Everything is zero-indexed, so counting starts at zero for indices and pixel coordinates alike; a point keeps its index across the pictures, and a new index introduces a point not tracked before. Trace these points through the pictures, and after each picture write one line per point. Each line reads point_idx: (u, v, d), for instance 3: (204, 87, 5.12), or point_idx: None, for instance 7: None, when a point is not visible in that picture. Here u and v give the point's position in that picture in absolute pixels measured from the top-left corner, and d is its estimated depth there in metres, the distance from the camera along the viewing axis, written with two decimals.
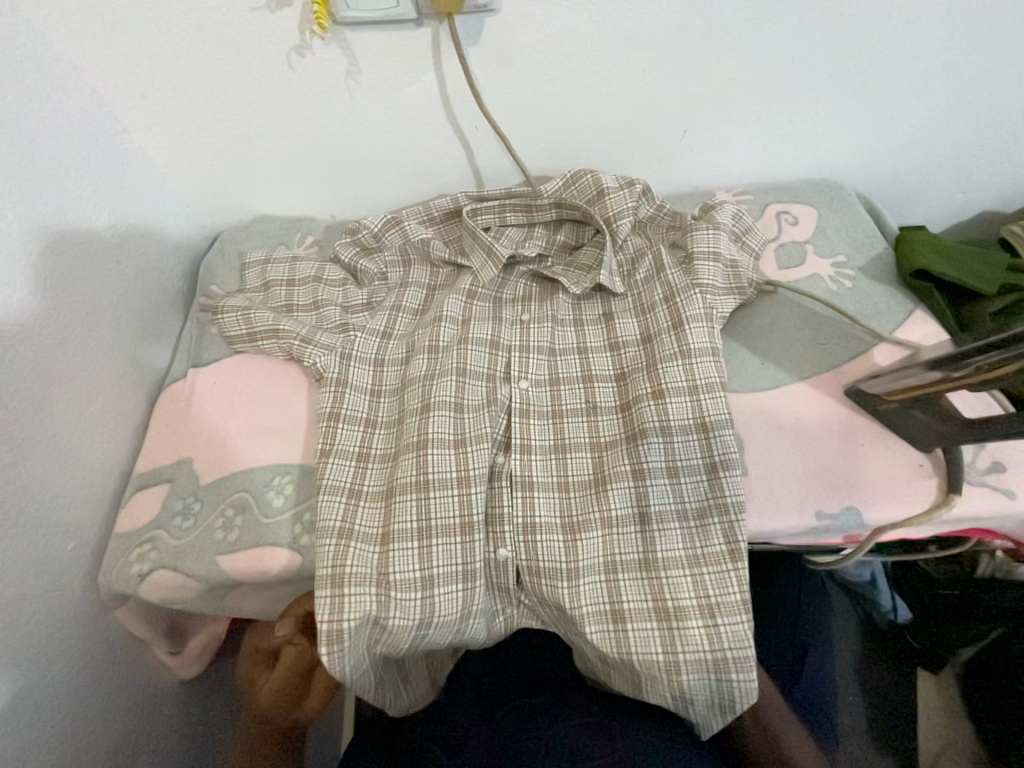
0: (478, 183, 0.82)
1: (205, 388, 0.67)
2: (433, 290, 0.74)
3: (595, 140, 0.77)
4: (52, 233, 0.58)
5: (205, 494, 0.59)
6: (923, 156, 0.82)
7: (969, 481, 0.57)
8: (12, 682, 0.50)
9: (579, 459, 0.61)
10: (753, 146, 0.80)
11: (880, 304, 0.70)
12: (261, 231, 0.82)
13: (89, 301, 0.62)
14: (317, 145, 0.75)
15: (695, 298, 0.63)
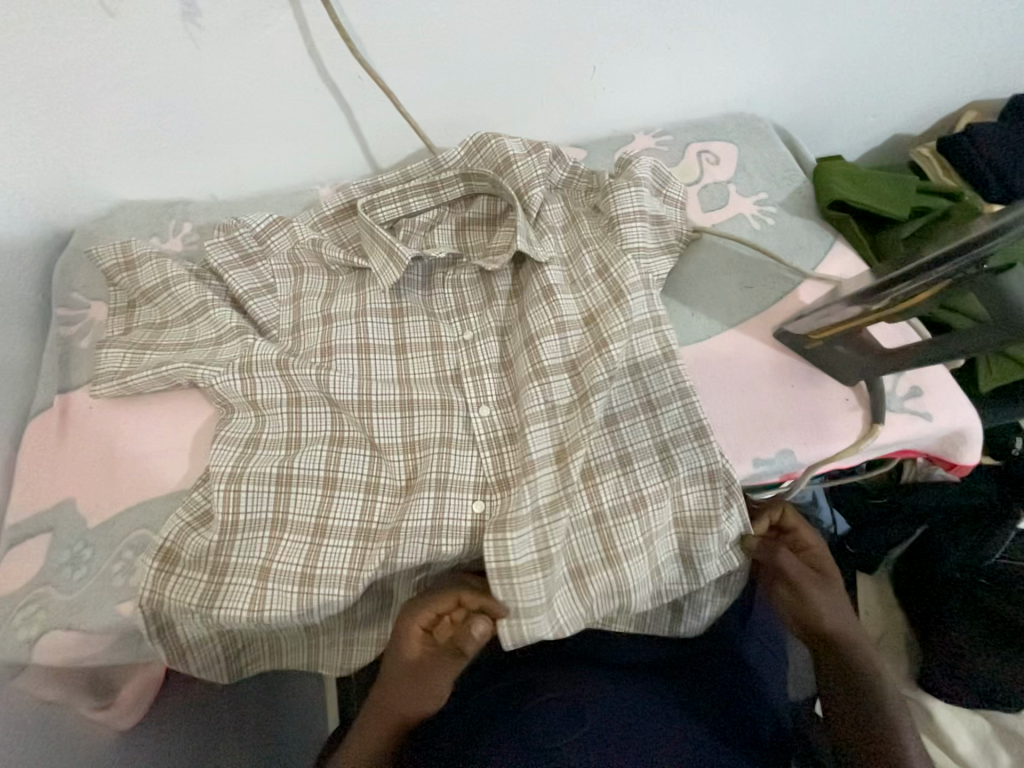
0: (376, 144, 0.72)
1: (81, 416, 0.58)
2: (332, 297, 0.62)
3: (499, 85, 0.69)
4: None
5: (95, 539, 0.52)
6: (834, 81, 0.80)
7: (891, 409, 0.58)
8: None
9: (550, 475, 0.53)
10: (667, 82, 0.75)
11: (803, 240, 0.69)
12: (123, 221, 0.69)
13: None
14: (171, 110, 0.63)
15: (627, 265, 0.58)
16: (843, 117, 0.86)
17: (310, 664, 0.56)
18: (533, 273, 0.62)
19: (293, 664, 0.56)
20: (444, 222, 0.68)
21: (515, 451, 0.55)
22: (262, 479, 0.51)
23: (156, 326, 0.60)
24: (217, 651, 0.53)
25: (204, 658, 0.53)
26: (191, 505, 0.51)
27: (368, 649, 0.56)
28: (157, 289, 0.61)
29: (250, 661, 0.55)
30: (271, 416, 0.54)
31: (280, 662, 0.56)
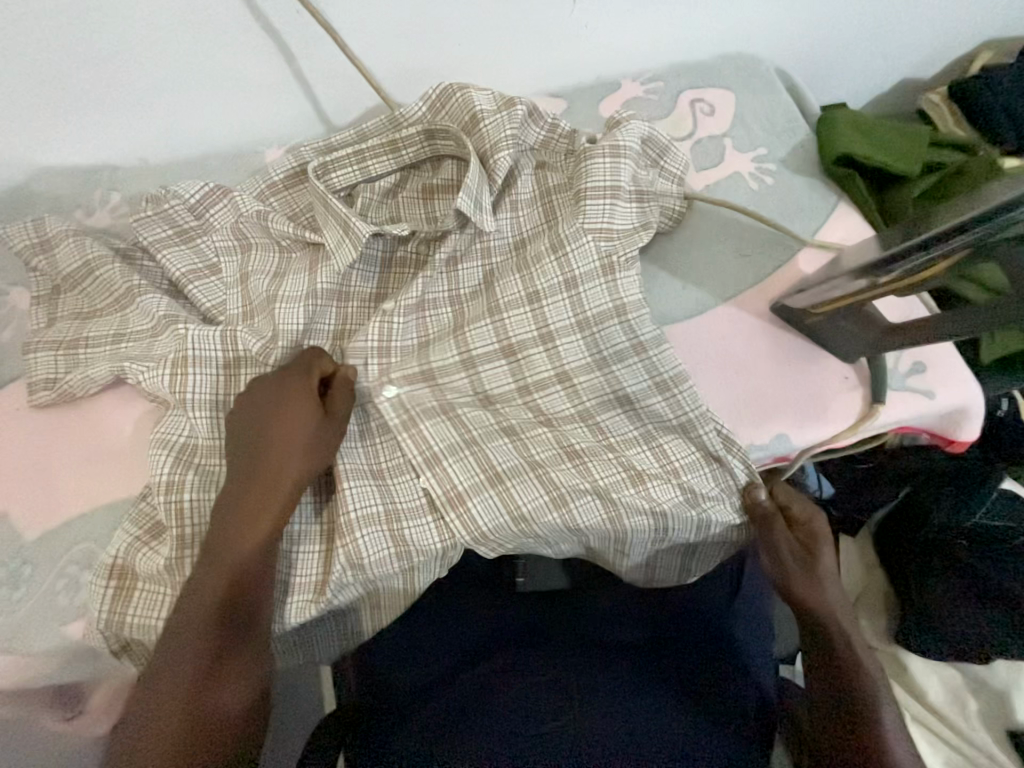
0: (327, 97, 0.63)
1: (7, 416, 0.52)
2: (284, 277, 0.56)
3: (463, 24, 0.60)
4: None
5: (33, 554, 0.47)
6: (843, 17, 0.72)
7: (892, 387, 0.55)
8: None
9: (569, 474, 0.51)
10: (657, 19, 0.66)
11: (803, 202, 0.63)
12: (40, 193, 0.61)
13: None
14: (73, 56, 0.54)
15: (585, 249, 0.51)
16: (850, 58, 0.77)
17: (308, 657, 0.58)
18: (477, 242, 0.56)
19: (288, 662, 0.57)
20: (407, 187, 0.60)
21: (463, 463, 0.51)
22: (214, 485, 0.47)
23: (83, 316, 0.54)
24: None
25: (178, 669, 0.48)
26: (146, 512, 0.47)
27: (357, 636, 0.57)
28: (81, 271, 0.54)
29: None
30: (215, 417, 0.49)
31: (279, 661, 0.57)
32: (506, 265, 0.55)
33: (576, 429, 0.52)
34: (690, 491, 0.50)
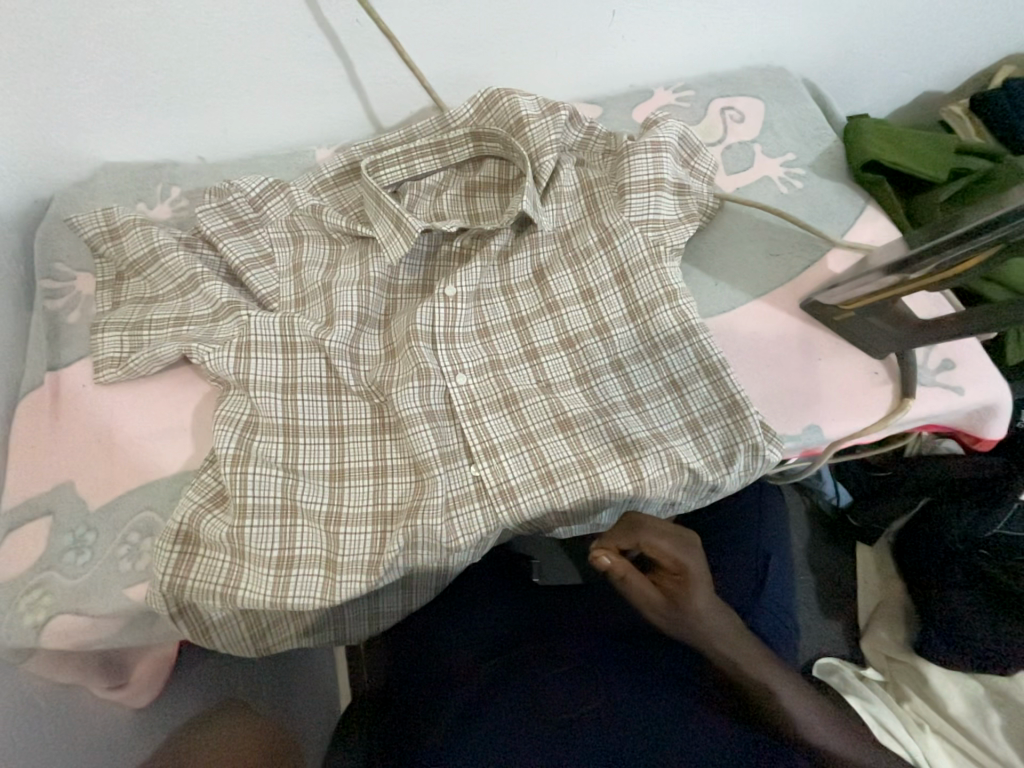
0: (376, 102, 0.67)
1: (74, 392, 0.55)
2: (335, 268, 0.59)
3: (509, 34, 0.63)
4: None
5: (99, 522, 0.50)
6: (868, 33, 0.75)
7: (922, 383, 0.56)
8: None
9: (616, 468, 0.51)
10: (691, 31, 0.69)
11: (832, 204, 0.65)
12: (107, 187, 0.64)
13: None
14: (148, 60, 0.57)
15: (633, 240, 0.56)
16: (875, 68, 0.80)
17: (336, 639, 0.55)
18: (526, 237, 0.59)
19: (315, 643, 0.54)
20: (451, 185, 0.63)
21: (518, 459, 0.52)
22: (270, 460, 0.49)
23: (146, 300, 0.57)
24: (243, 633, 0.51)
25: (225, 630, 0.50)
26: (206, 484, 0.49)
27: (393, 614, 0.56)
28: (145, 258, 0.58)
29: (277, 640, 0.52)
30: (269, 398, 0.51)
31: (304, 643, 0.54)
32: (556, 258, 0.59)
33: (621, 416, 0.54)
34: (722, 483, 0.52)
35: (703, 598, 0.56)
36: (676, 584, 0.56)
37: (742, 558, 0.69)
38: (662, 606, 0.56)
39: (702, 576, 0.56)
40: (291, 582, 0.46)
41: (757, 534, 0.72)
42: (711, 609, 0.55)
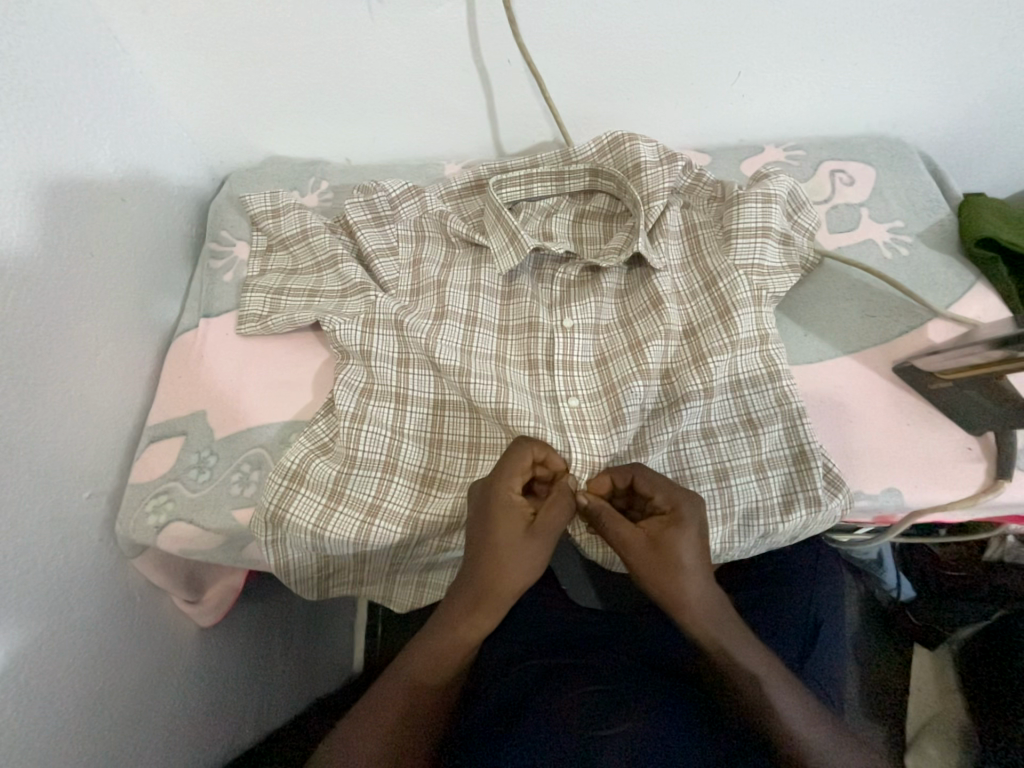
0: (506, 131, 0.76)
1: (219, 337, 0.65)
2: (448, 268, 0.66)
3: (637, 82, 0.70)
4: (64, 173, 0.54)
5: (220, 448, 0.58)
6: (1000, 113, 0.74)
7: (1020, 468, 0.54)
8: (46, 618, 0.50)
9: None
10: (811, 97, 0.73)
11: (937, 275, 0.65)
12: (271, 174, 0.76)
13: (107, 247, 0.59)
14: (332, 77, 0.68)
15: (737, 282, 0.58)
16: (1000, 150, 0.79)
17: (384, 596, 0.61)
18: (640, 276, 0.64)
19: (367, 592, 0.61)
20: (563, 210, 0.69)
21: None
22: (381, 422, 0.57)
23: (288, 270, 0.67)
24: (312, 572, 0.57)
25: (298, 570, 0.56)
26: (317, 432, 0.57)
27: (438, 589, 0.61)
28: (295, 236, 0.67)
29: (335, 584, 0.59)
30: (385, 369, 0.59)
31: (357, 589, 0.61)
32: (672, 293, 0.61)
33: (688, 446, 0.57)
34: (773, 530, 0.53)
35: (690, 552, 0.48)
36: (663, 526, 0.49)
37: (790, 617, 0.68)
38: (639, 541, 0.48)
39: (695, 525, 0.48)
40: (376, 527, 0.54)
41: (808, 596, 0.70)
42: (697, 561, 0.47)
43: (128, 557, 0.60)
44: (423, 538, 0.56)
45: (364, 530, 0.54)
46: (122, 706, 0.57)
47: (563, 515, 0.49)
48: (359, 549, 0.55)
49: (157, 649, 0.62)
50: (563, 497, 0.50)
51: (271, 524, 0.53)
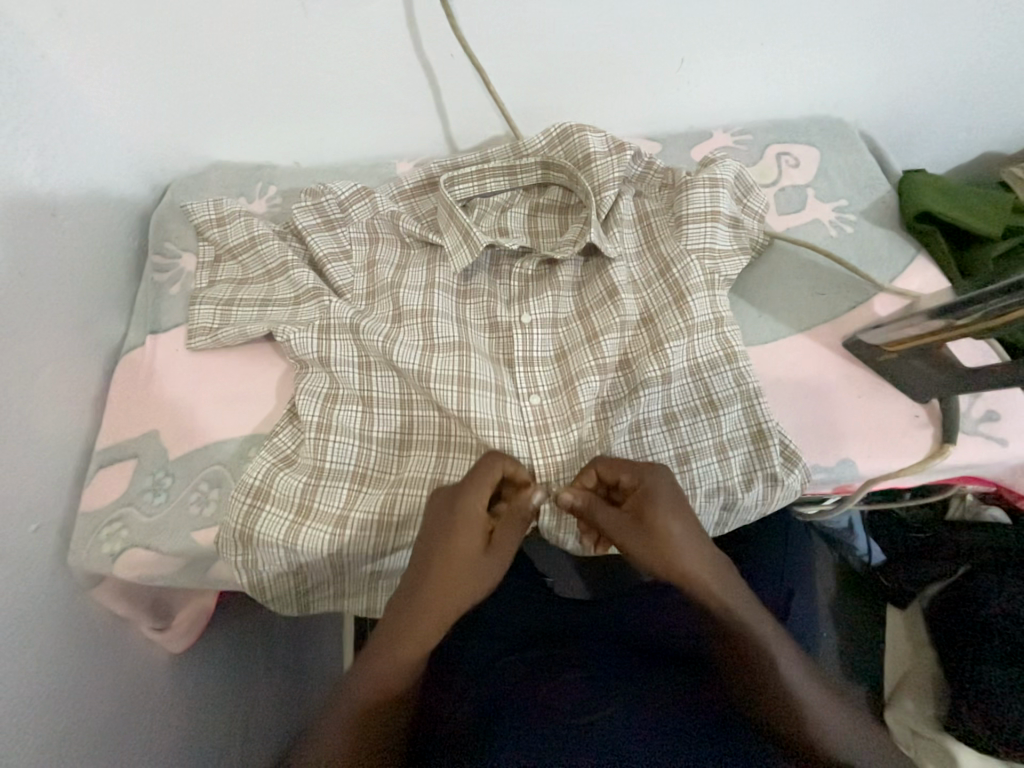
0: (456, 127, 0.75)
1: (168, 354, 0.62)
2: (403, 269, 0.65)
3: (583, 72, 0.70)
4: None
5: (176, 469, 0.56)
6: (931, 91, 0.77)
7: (964, 430, 0.56)
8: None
9: None
10: (754, 81, 0.74)
11: (881, 251, 0.67)
12: (216, 181, 0.74)
13: (40, 265, 0.56)
14: (271, 77, 0.66)
15: (689, 267, 0.59)
16: (935, 127, 0.82)
17: (368, 609, 0.58)
18: (597, 266, 0.64)
19: (350, 607, 0.59)
20: (517, 204, 0.69)
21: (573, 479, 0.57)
22: (344, 430, 0.56)
23: (238, 280, 0.64)
24: (290, 585, 0.55)
25: (274, 588, 0.55)
26: (277, 445, 0.56)
27: None
28: (242, 244, 0.65)
29: (317, 599, 0.57)
30: (344, 375, 0.58)
31: (339, 606, 0.58)
32: (628, 282, 0.61)
33: (649, 433, 0.58)
34: (732, 507, 0.55)
35: (669, 519, 0.49)
36: (634, 500, 0.51)
37: (763, 591, 0.70)
38: (620, 520, 0.51)
39: (670, 494, 0.50)
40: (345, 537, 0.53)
41: (779, 569, 0.72)
42: (680, 530, 0.49)
43: (86, 588, 0.57)
44: (398, 544, 0.54)
45: (334, 541, 0.53)
46: (91, 743, 0.55)
47: (517, 534, 0.51)
48: (331, 560, 0.54)
49: (126, 680, 0.60)
50: (517, 519, 0.51)
51: (239, 542, 0.52)
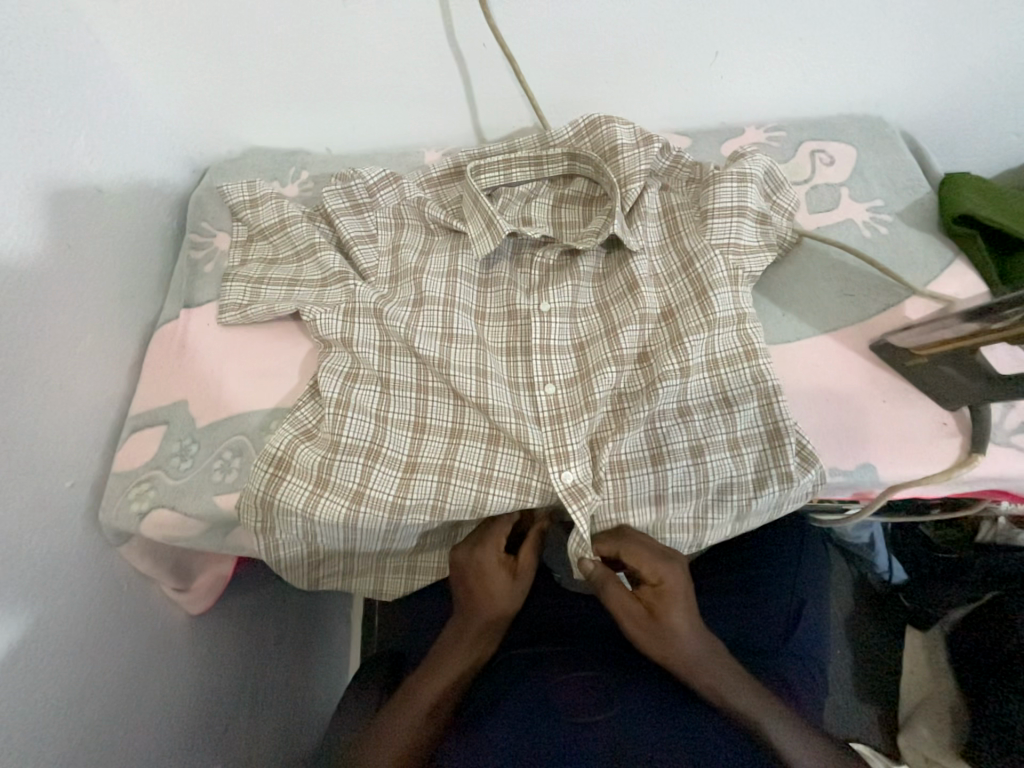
0: (485, 117, 0.76)
1: (200, 328, 0.65)
2: (427, 254, 0.66)
3: (615, 64, 0.69)
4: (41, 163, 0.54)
5: (202, 437, 0.59)
6: (982, 90, 0.73)
7: (994, 442, 0.54)
8: (32, 604, 0.51)
9: (644, 477, 0.57)
10: (791, 76, 0.72)
11: (917, 253, 0.65)
12: (252, 165, 0.76)
13: (87, 239, 0.60)
14: (308, 64, 0.68)
15: (714, 261, 0.59)
16: (983, 129, 0.78)
17: (375, 589, 0.62)
18: (617, 259, 0.64)
19: (357, 585, 0.63)
20: (542, 195, 0.69)
21: (585, 467, 0.57)
22: (362, 408, 0.58)
23: (268, 260, 0.67)
24: (303, 559, 0.58)
25: (289, 561, 0.58)
26: (298, 418, 0.58)
27: (426, 575, 0.62)
28: (274, 226, 0.67)
29: (327, 575, 0.61)
30: (364, 355, 0.59)
31: (348, 583, 0.63)
32: (650, 276, 0.61)
33: (663, 426, 0.57)
34: (742, 504, 0.56)
35: (681, 615, 0.55)
36: (655, 598, 0.55)
37: (772, 597, 0.69)
38: (636, 617, 0.55)
39: (682, 593, 0.55)
40: (356, 513, 0.54)
41: (792, 576, 0.71)
42: (685, 627, 0.54)
43: (114, 546, 0.60)
44: (407, 524, 0.55)
45: (348, 515, 0.54)
46: (111, 692, 0.58)
47: (535, 557, 0.59)
48: (345, 533, 0.55)
49: (146, 636, 0.63)
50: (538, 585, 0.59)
51: (259, 510, 0.54)
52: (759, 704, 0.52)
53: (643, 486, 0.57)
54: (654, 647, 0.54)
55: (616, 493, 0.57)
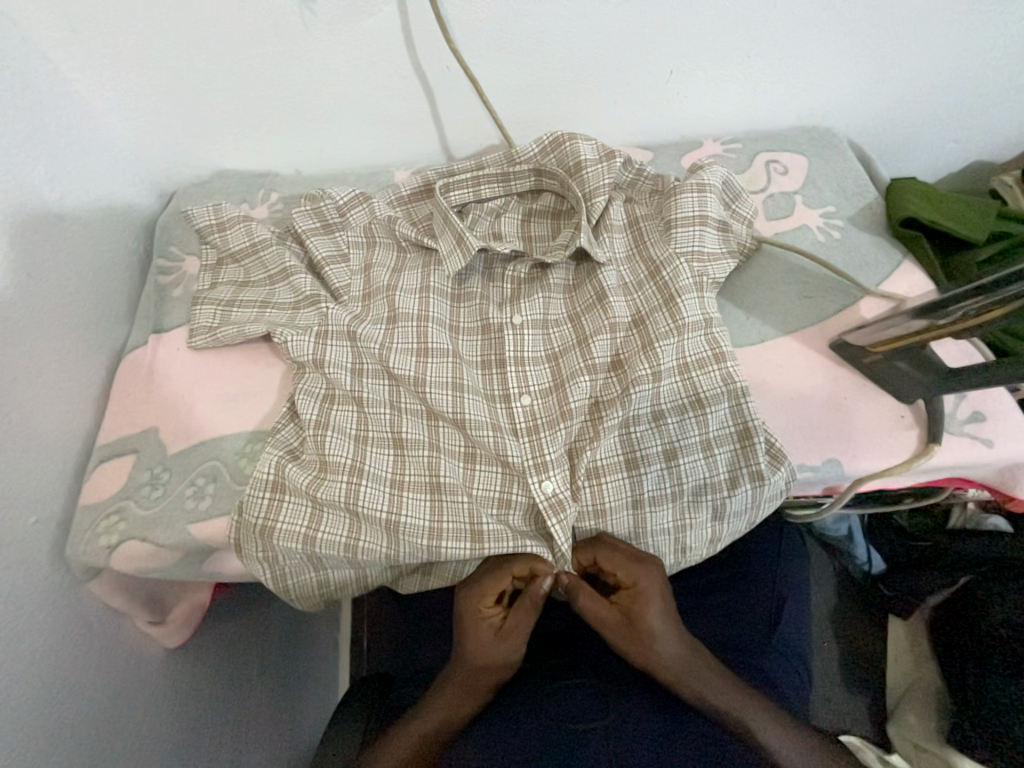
0: (452, 137, 0.77)
1: (169, 354, 0.64)
2: (399, 273, 0.66)
3: (574, 84, 0.72)
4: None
5: (173, 464, 0.58)
6: (918, 100, 0.78)
7: (949, 431, 0.57)
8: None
9: (620, 482, 0.58)
10: (742, 91, 0.76)
11: (868, 255, 0.68)
12: (220, 188, 0.76)
13: (49, 267, 0.59)
14: (273, 89, 0.69)
15: (679, 269, 0.61)
16: (923, 137, 0.83)
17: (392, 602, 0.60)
18: (586, 269, 0.66)
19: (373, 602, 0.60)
20: (511, 210, 0.70)
21: (563, 476, 0.58)
22: (338, 428, 0.57)
23: (239, 283, 0.66)
24: (313, 590, 0.57)
25: (299, 590, 0.57)
26: (273, 440, 0.57)
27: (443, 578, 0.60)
28: (244, 250, 0.67)
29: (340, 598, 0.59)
30: (338, 375, 0.59)
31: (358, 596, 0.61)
32: (617, 286, 0.63)
33: (638, 430, 0.58)
34: (720, 505, 0.57)
35: (659, 615, 0.55)
36: (631, 601, 0.55)
37: (754, 596, 0.71)
38: (617, 623, 0.55)
39: (659, 595, 0.55)
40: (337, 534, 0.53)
41: (772, 574, 0.72)
42: (663, 627, 0.54)
43: (83, 583, 0.58)
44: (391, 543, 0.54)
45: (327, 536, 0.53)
46: (83, 736, 0.55)
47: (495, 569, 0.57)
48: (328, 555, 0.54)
49: (119, 675, 0.61)
50: (526, 601, 0.55)
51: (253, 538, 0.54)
52: (744, 706, 0.52)
53: (621, 491, 0.58)
54: (635, 650, 0.54)
55: (595, 498, 0.58)
